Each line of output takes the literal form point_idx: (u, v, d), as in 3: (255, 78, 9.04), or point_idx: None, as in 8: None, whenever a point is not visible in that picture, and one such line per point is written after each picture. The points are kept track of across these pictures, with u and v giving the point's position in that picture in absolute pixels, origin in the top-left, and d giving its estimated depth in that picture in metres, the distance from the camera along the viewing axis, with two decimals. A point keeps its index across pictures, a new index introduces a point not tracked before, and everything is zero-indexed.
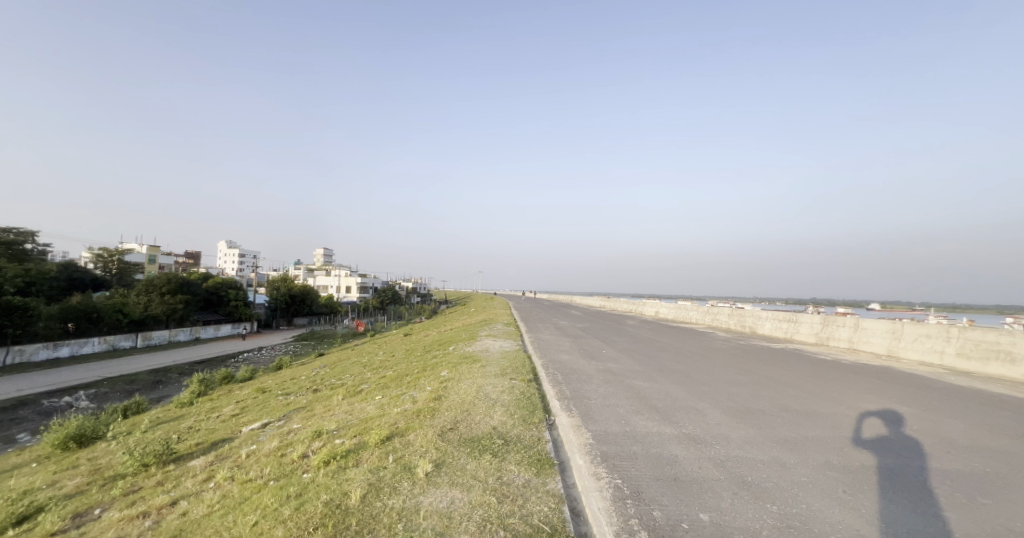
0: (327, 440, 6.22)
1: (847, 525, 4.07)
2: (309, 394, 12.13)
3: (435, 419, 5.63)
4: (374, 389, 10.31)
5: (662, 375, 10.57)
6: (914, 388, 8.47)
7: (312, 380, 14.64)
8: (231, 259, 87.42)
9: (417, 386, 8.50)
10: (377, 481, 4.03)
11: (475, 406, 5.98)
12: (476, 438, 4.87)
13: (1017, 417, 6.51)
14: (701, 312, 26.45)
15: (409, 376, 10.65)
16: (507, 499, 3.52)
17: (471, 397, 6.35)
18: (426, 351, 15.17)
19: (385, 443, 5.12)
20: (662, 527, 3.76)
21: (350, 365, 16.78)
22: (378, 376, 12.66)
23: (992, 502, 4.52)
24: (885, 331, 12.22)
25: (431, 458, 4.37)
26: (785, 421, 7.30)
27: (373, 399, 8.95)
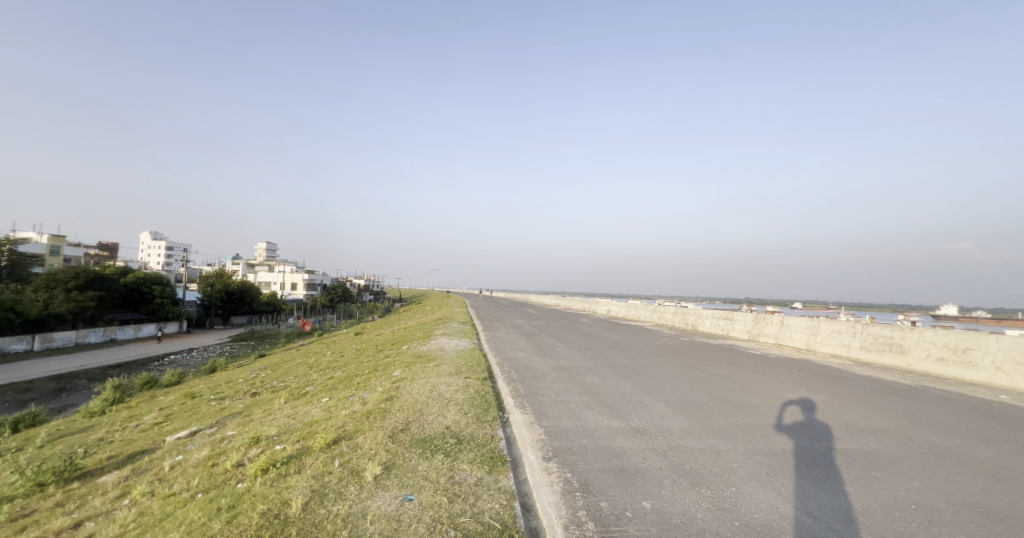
0: (266, 446, 6.12)
1: (768, 504, 4.58)
2: (247, 398, 11.68)
3: (386, 420, 5.70)
4: (321, 391, 10.12)
5: (610, 371, 11.09)
6: (827, 378, 9.46)
7: (251, 384, 14.08)
8: (157, 253, 81.48)
9: (368, 387, 8.47)
10: (321, 487, 4.08)
11: (429, 406, 6.09)
12: (428, 438, 5.01)
13: (907, 401, 7.44)
14: (648, 311, 27.67)
15: (360, 377, 10.54)
16: (458, 499, 3.70)
17: (423, 397, 6.45)
18: (378, 350, 14.98)
19: (331, 447, 5.13)
20: (607, 517, 4.06)
21: (295, 366, 16.29)
22: (325, 377, 12.40)
23: (883, 476, 5.23)
24: (804, 327, 13.44)
25: (381, 461, 4.47)
26: (720, 411, 7.93)
27: (319, 402, 8.82)
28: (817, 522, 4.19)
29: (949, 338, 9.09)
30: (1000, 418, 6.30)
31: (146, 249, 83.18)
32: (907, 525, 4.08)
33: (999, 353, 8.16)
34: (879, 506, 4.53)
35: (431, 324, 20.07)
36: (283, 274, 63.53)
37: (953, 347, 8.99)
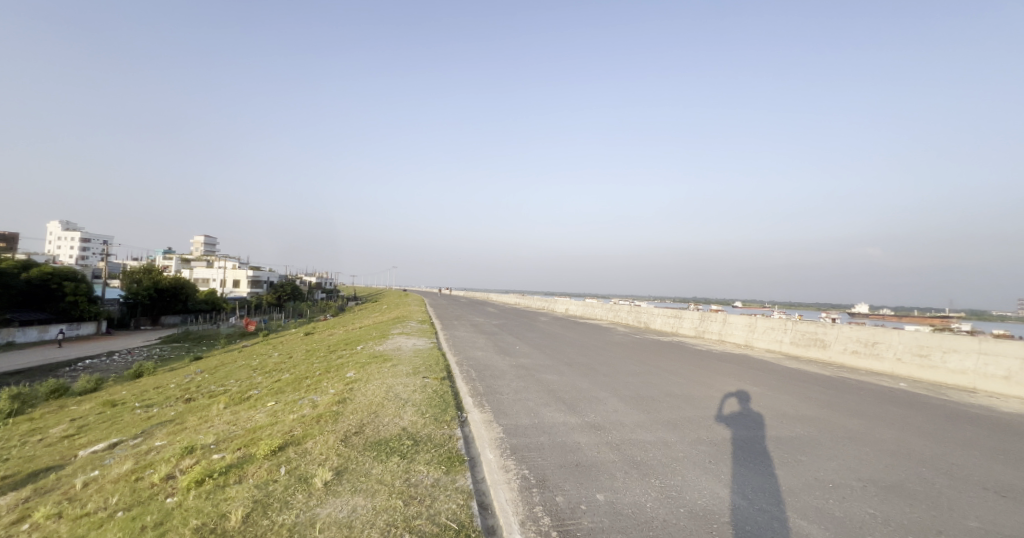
0: (201, 456, 5.92)
1: (710, 490, 5.01)
2: (180, 405, 11.15)
3: (338, 424, 5.68)
4: (266, 394, 9.87)
5: (567, 368, 11.45)
6: (762, 371, 10.24)
7: (186, 389, 13.38)
8: (74, 247, 74.94)
9: (320, 389, 8.34)
10: (264, 497, 4.06)
11: (383, 408, 6.13)
12: (383, 441, 5.06)
13: (829, 391, 8.20)
14: (605, 310, 28.56)
15: (310, 379, 10.33)
16: (414, 501, 3.79)
17: (379, 398, 6.48)
18: (330, 351, 14.70)
19: (276, 454, 5.06)
20: (563, 511, 4.29)
21: (237, 368, 15.64)
22: (270, 380, 12.05)
23: (807, 458, 5.78)
24: (743, 325, 14.43)
25: (332, 466, 4.49)
26: (668, 405, 8.43)
27: (264, 406, 8.61)
28: (752, 504, 4.61)
29: (860, 333, 10.12)
30: (903, 402, 7.12)
31: (64, 243, 76.28)
32: (826, 500, 4.57)
33: (899, 345, 9.19)
34: (803, 486, 5.02)
35: (388, 323, 19.80)
36: (227, 271, 60.31)
37: (863, 341, 10.02)
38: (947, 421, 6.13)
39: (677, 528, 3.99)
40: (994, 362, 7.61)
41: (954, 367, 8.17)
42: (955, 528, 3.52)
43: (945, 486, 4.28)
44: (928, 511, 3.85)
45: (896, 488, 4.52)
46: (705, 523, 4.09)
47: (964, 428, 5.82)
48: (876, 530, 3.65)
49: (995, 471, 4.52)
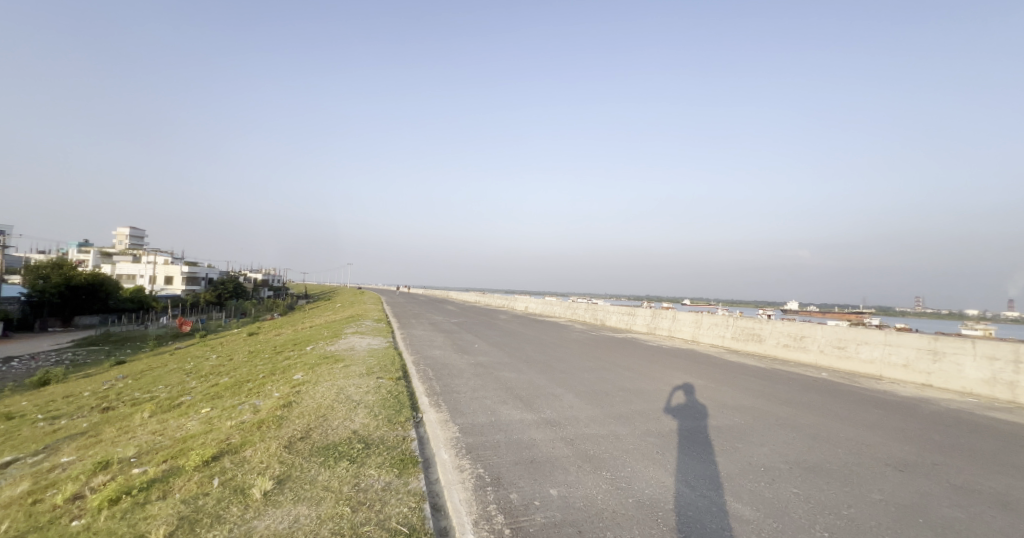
0: (117, 472, 5.52)
1: (656, 480, 5.29)
2: (98, 415, 10.38)
3: (282, 429, 4.87)
4: (201, 400, 9.37)
5: (525, 366, 11.63)
6: (706, 364, 10.85)
7: (105, 398, 12.43)
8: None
9: (262, 393, 8.00)
10: (192, 513, 3.30)
11: (333, 410, 5.51)
12: (332, 445, 4.36)
13: (763, 381, 8.83)
14: (563, 308, 29.11)
15: (251, 383, 9.91)
16: (363, 506, 3.27)
17: (328, 401, 5.86)
18: (277, 352, 14.15)
19: (209, 465, 4.27)
20: (516, 509, 4.42)
21: (169, 373, 14.72)
22: (207, 384, 11.44)
23: (743, 445, 6.22)
24: (691, 321, 15.18)
25: (273, 474, 3.69)
26: (620, 399, 8.77)
27: (198, 414, 8.18)
28: (694, 491, 4.92)
29: (790, 327, 10.94)
30: (824, 390, 7.79)
31: None
32: (757, 483, 4.94)
33: (822, 338, 10.04)
34: (739, 471, 5.41)
35: (342, 322, 19.24)
36: (158, 268, 56.27)
37: (793, 334, 10.85)
38: (860, 406, 6.76)
39: (626, 518, 4.21)
40: (896, 351, 8.50)
41: (866, 357, 9.02)
42: (863, 501, 3.93)
43: (857, 464, 4.76)
44: (843, 488, 4.27)
45: (816, 468, 4.95)
46: (652, 512, 4.35)
47: (875, 411, 6.45)
48: (798, 508, 3.99)
49: (898, 449, 5.06)
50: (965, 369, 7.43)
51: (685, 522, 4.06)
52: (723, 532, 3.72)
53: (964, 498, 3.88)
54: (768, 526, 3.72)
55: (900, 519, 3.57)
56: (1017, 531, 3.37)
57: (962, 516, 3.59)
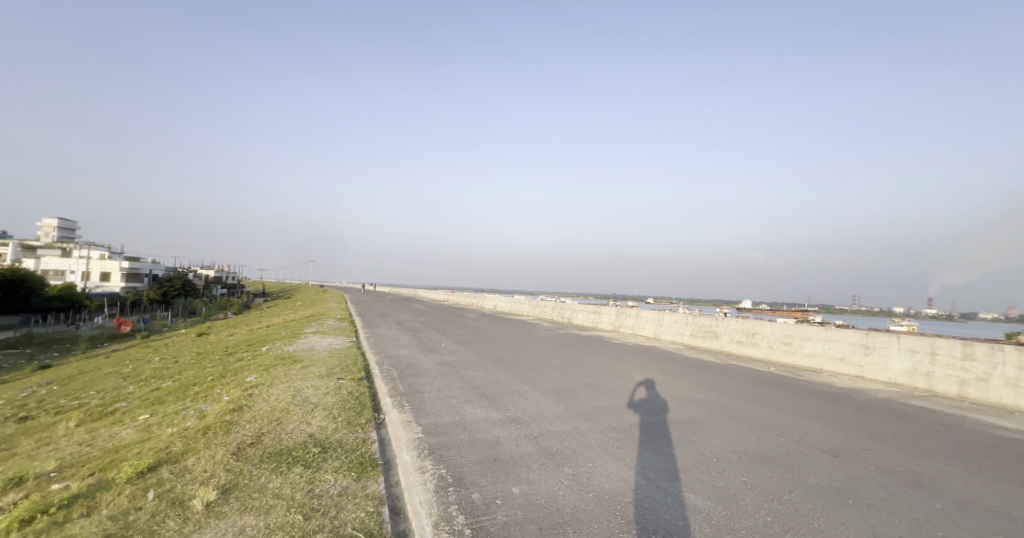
0: (33, 489, 5.16)
1: (616, 474, 5.43)
2: (20, 425, 9.65)
3: (230, 435, 4.66)
4: (138, 407, 8.86)
5: (491, 364, 11.65)
6: (667, 361, 11.19)
7: (26, 406, 11.54)
8: None
9: (210, 397, 7.66)
10: (122, 529, 3.10)
11: (288, 413, 5.36)
12: (285, 450, 4.22)
13: (719, 376, 9.20)
14: (532, 306, 29.31)
15: (198, 386, 9.46)
16: (316, 513, 3.21)
17: (284, 404, 5.69)
18: (229, 353, 13.59)
19: (144, 476, 4.03)
20: (477, 509, 4.43)
21: (103, 377, 13.85)
22: (147, 389, 10.84)
23: (697, 437, 6.47)
24: (653, 319, 15.62)
25: (217, 484, 3.51)
26: (584, 395, 8.94)
27: (135, 421, 7.75)
28: (651, 483, 5.09)
29: (743, 324, 11.45)
30: (772, 383, 8.20)
31: None
32: (710, 473, 5.15)
33: (771, 334, 10.55)
34: (693, 462, 5.63)
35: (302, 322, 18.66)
36: (93, 264, 52.46)
37: (746, 331, 11.34)
38: (805, 397, 7.15)
39: (585, 513, 4.30)
40: (835, 345, 9.05)
41: (809, 351, 9.56)
42: (802, 486, 4.17)
43: (798, 452, 5.05)
44: (786, 475, 4.51)
45: (763, 456, 5.22)
46: (610, 505, 4.46)
47: (818, 401, 6.84)
48: (745, 495, 4.19)
49: (835, 436, 5.41)
50: (892, 361, 8.01)
51: (642, 514, 4.19)
52: (676, 522, 3.87)
53: (891, 479, 4.20)
54: (717, 514, 3.90)
55: (834, 501, 3.82)
56: (935, 507, 3.68)
57: (886, 496, 3.88)
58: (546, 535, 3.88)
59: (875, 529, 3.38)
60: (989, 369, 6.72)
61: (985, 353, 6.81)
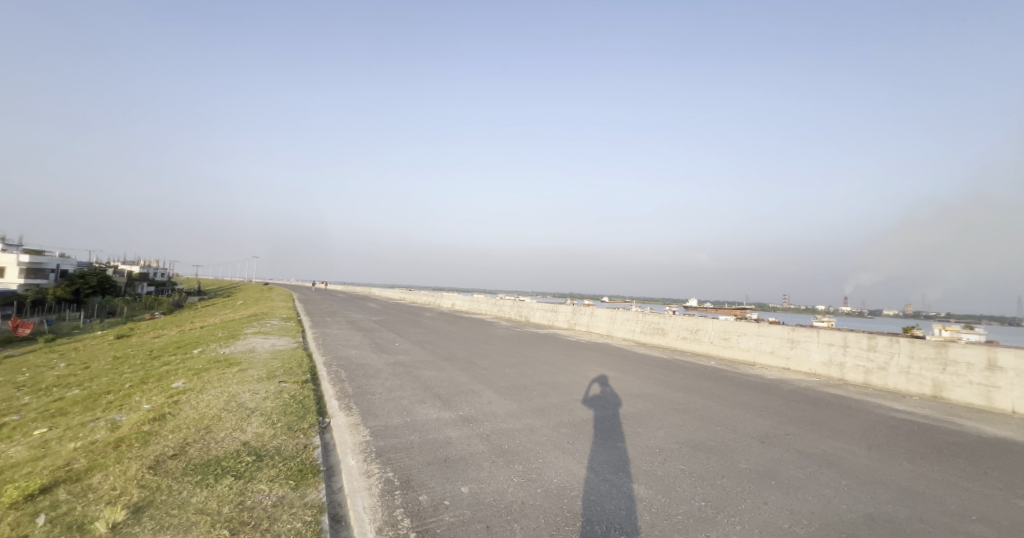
0: None
1: (565, 469, 5.49)
2: None
3: (148, 447, 4.32)
4: (40, 420, 8.03)
5: (445, 363, 11.49)
6: (619, 357, 11.47)
7: None
8: None
9: (128, 406, 7.07)
10: None
11: (220, 420, 5.04)
12: (214, 460, 3.97)
13: (666, 371, 9.52)
14: (490, 304, 29.29)
15: (113, 395, 8.70)
16: (246, 527, 3.05)
17: (215, 411, 5.35)
18: (155, 357, 12.63)
19: (37, 499, 3.64)
20: (424, 511, 4.35)
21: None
22: (51, 399, 9.84)
23: (643, 429, 6.67)
24: (606, 317, 15.98)
25: (127, 503, 3.23)
26: (538, 393, 9.00)
27: (33, 436, 7.00)
28: (598, 476, 5.19)
29: (688, 321, 11.93)
30: (714, 376, 8.58)
31: None
32: (653, 463, 5.32)
33: (711, 330, 11.06)
34: (639, 453, 5.80)
35: (242, 322, 17.69)
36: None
37: (690, 328, 11.82)
38: (743, 388, 7.53)
39: (532, 509, 4.32)
40: (766, 340, 9.63)
41: (744, 345, 10.11)
42: (734, 471, 4.39)
43: (731, 439, 5.32)
44: (719, 461, 4.74)
45: (700, 445, 5.45)
46: (558, 500, 4.50)
47: (752, 392, 7.24)
48: (683, 482, 4.36)
49: (765, 423, 5.74)
50: (812, 353, 8.67)
51: (588, 507, 4.26)
52: (619, 512, 3.97)
53: (811, 460, 4.51)
54: (656, 501, 4.02)
55: (759, 482, 4.04)
56: (845, 483, 3.99)
57: (803, 475, 4.15)
58: (492, 533, 3.85)
59: (794, 505, 3.61)
60: (888, 359, 7.49)
61: (885, 344, 7.57)
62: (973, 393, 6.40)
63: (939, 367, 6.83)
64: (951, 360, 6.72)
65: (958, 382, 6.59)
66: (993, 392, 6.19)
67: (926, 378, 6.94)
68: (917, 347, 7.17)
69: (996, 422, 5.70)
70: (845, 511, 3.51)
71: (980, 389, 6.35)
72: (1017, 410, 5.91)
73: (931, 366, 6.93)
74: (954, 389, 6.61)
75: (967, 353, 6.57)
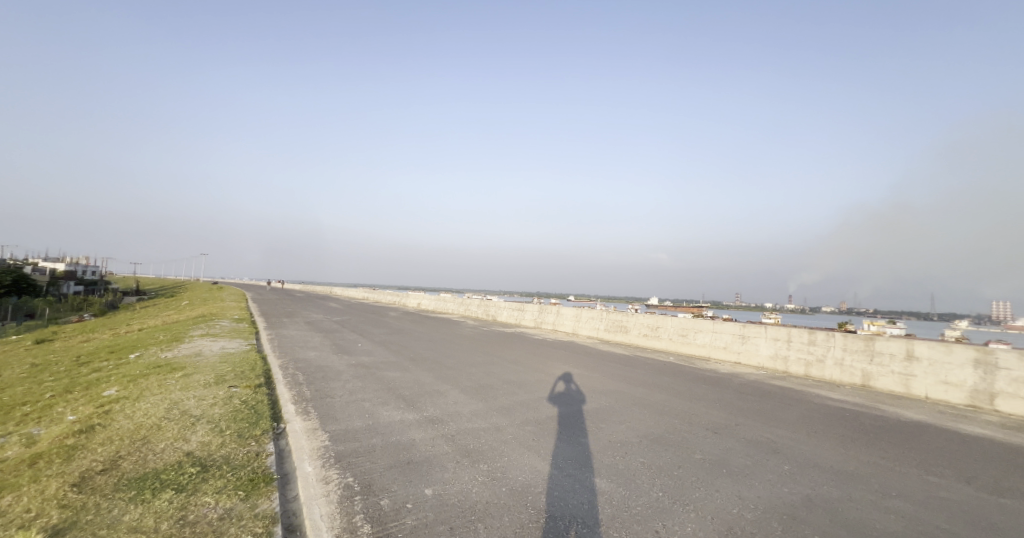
0: None
1: (530, 466, 5.46)
2: None
3: (75, 462, 3.97)
4: None
5: (409, 364, 11.26)
6: (584, 354, 11.58)
7: None
8: None
9: (56, 416, 6.50)
10: None
11: (159, 430, 4.71)
12: (152, 473, 3.70)
13: (629, 367, 9.68)
14: (456, 304, 29.02)
15: (38, 404, 7.99)
16: None
17: (154, 420, 5.00)
18: (90, 362, 11.73)
19: None
20: (386, 515, 4.21)
21: None
22: None
23: (606, 424, 6.74)
24: (572, 315, 16.11)
25: (46, 525, 2.95)
26: (504, 391, 8.95)
27: None
28: (561, 472, 5.19)
29: (649, 319, 12.19)
30: (673, 371, 8.79)
31: None
32: (615, 457, 5.37)
33: (671, 327, 11.33)
34: (602, 448, 5.84)
35: (191, 323, 16.73)
36: None
37: (651, 325, 12.09)
38: (701, 382, 7.73)
39: (496, 508, 4.26)
40: (720, 335, 9.95)
41: (701, 341, 10.41)
42: (690, 461, 4.48)
43: (687, 431, 5.44)
44: (676, 452, 4.83)
45: (659, 438, 5.55)
46: (521, 498, 4.46)
47: (708, 386, 7.45)
48: (643, 474, 4.41)
49: (718, 414, 5.91)
50: (760, 348, 9.03)
51: (551, 502, 4.23)
52: (581, 507, 3.97)
53: (759, 448, 4.67)
54: (616, 494, 4.05)
55: (712, 472, 4.14)
56: (787, 468, 4.14)
57: (751, 463, 4.28)
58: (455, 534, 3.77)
59: (742, 492, 3.72)
60: (825, 351, 7.92)
61: (823, 338, 7.99)
62: (894, 382, 6.93)
63: (867, 358, 7.31)
64: (877, 351, 7.22)
65: (882, 372, 7.09)
66: (911, 380, 6.74)
67: (856, 369, 7.41)
68: (849, 340, 7.61)
69: (915, 407, 6.15)
70: (788, 494, 3.64)
71: (900, 377, 6.90)
72: (929, 396, 6.49)
73: (860, 357, 7.40)
74: (879, 378, 7.11)
75: (890, 344, 7.09)
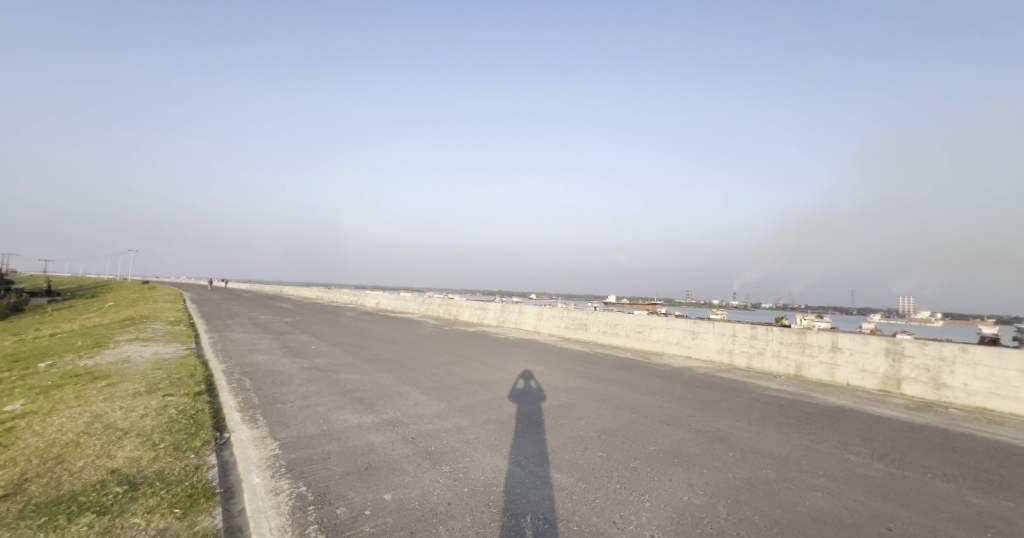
0: None
1: (492, 466, 5.37)
2: None
3: None
4: None
5: (367, 366, 10.90)
6: (546, 352, 11.60)
7: None
8: None
9: None
10: None
11: (78, 447, 4.28)
12: (71, 496, 3.34)
13: (589, 364, 9.76)
14: (417, 304, 28.50)
15: None
16: None
17: (73, 436, 4.54)
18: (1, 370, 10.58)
19: None
20: (341, 524, 4.00)
21: None
22: None
23: (567, 420, 6.74)
24: (534, 314, 16.14)
25: None
26: (465, 391, 8.81)
27: None
28: (523, 469, 5.13)
29: (608, 316, 12.38)
30: (631, 367, 8.94)
31: None
32: (574, 452, 5.37)
33: (628, 324, 11.55)
34: (563, 444, 5.83)
35: (125, 327, 15.51)
36: None
37: (609, 323, 12.28)
38: (659, 376, 7.89)
39: (458, 510, 4.14)
40: (672, 331, 10.23)
41: (655, 337, 10.66)
42: (646, 452, 4.53)
43: (643, 424, 5.51)
44: (634, 445, 4.87)
45: (617, 431, 5.60)
46: (483, 497, 4.36)
47: (664, 380, 7.61)
48: (601, 468, 4.42)
49: (672, 407, 6.04)
50: (709, 342, 9.35)
51: (512, 500, 4.16)
52: (541, 502, 3.92)
53: (711, 436, 4.78)
54: (576, 489, 4.03)
55: (667, 462, 4.20)
56: (734, 455, 4.26)
57: (703, 452, 4.37)
58: None
59: (694, 479, 3.78)
60: (764, 344, 8.30)
61: (764, 332, 8.36)
62: (821, 371, 7.33)
63: (800, 350, 7.71)
64: (808, 343, 7.62)
65: (812, 362, 7.48)
66: (835, 369, 7.16)
67: (790, 360, 7.80)
68: (784, 334, 8.00)
69: (839, 393, 6.55)
70: (734, 479, 3.74)
71: (826, 367, 7.30)
72: (850, 383, 6.93)
73: (793, 349, 7.79)
74: (809, 368, 7.50)
75: (819, 336, 7.50)
